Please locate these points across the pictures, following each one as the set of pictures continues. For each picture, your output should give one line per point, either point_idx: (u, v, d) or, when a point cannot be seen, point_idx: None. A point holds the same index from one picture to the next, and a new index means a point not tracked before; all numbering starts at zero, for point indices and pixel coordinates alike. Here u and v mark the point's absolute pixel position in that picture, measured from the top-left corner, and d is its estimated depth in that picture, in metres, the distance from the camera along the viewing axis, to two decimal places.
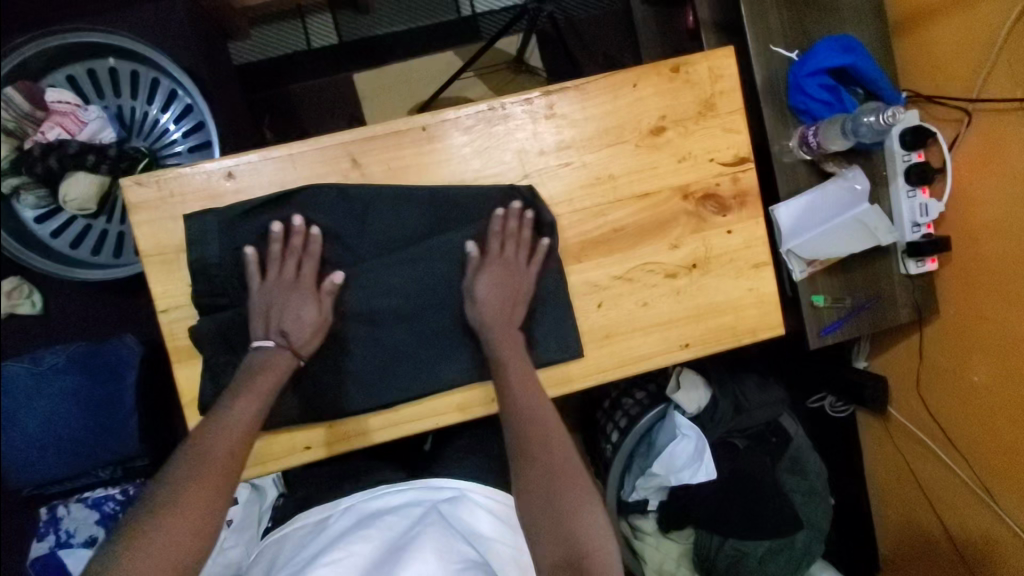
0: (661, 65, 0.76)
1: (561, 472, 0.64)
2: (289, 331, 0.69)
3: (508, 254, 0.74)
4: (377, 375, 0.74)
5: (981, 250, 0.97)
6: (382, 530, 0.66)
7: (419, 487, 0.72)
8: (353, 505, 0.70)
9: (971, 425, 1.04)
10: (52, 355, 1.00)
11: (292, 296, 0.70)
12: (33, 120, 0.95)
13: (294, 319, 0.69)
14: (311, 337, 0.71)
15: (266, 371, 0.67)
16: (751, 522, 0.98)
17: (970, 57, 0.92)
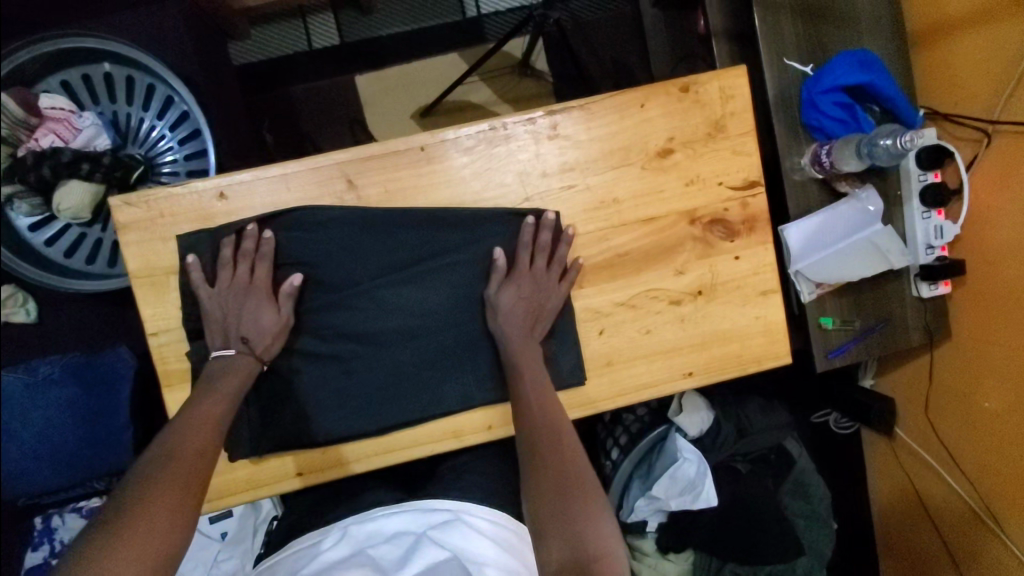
0: (671, 84, 0.73)
1: (572, 480, 0.61)
2: (249, 336, 0.68)
3: (539, 266, 0.72)
4: (371, 401, 0.72)
5: (994, 274, 0.95)
6: (373, 558, 0.63)
7: (411, 510, 0.68)
8: (347, 530, 0.67)
9: (980, 448, 1.01)
10: (47, 365, 0.99)
11: (247, 300, 0.68)
12: (26, 127, 0.93)
13: (253, 325, 0.68)
14: (271, 341, 0.69)
15: (227, 378, 0.66)
16: (753, 549, 0.95)
17: (990, 76, 0.88)
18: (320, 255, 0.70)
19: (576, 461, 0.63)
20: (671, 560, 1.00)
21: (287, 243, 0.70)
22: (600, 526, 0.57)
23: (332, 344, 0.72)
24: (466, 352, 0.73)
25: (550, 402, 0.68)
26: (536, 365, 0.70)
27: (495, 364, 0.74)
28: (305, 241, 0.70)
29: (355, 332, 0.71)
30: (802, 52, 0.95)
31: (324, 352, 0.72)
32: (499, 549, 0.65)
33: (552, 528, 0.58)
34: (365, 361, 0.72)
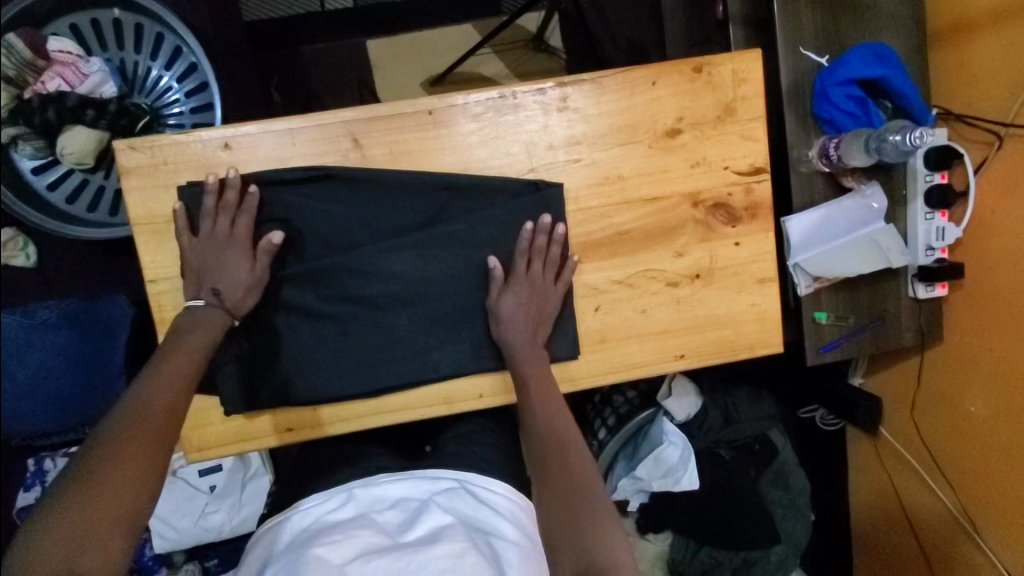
0: (683, 64, 0.72)
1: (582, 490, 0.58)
2: (221, 289, 0.67)
3: (535, 271, 0.72)
4: (367, 361, 0.73)
5: (993, 279, 0.95)
6: (378, 522, 0.61)
7: (414, 477, 0.66)
8: (354, 492, 0.65)
9: (971, 460, 1.02)
10: (46, 310, 1.00)
11: (225, 254, 0.67)
12: (34, 69, 0.90)
13: (227, 279, 0.67)
14: (244, 296, 0.68)
15: (195, 331, 0.65)
16: (729, 533, 0.98)
17: (1007, 78, 0.87)
18: (321, 213, 0.71)
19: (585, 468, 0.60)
20: (649, 540, 1.05)
21: (287, 198, 0.70)
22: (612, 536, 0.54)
23: (329, 303, 0.72)
24: (462, 320, 0.74)
25: (553, 408, 0.67)
26: (537, 368, 0.71)
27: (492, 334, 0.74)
28: (307, 198, 0.70)
29: (353, 292, 0.71)
30: (819, 42, 0.94)
31: (320, 310, 0.72)
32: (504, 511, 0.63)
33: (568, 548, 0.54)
34: (362, 322, 0.73)
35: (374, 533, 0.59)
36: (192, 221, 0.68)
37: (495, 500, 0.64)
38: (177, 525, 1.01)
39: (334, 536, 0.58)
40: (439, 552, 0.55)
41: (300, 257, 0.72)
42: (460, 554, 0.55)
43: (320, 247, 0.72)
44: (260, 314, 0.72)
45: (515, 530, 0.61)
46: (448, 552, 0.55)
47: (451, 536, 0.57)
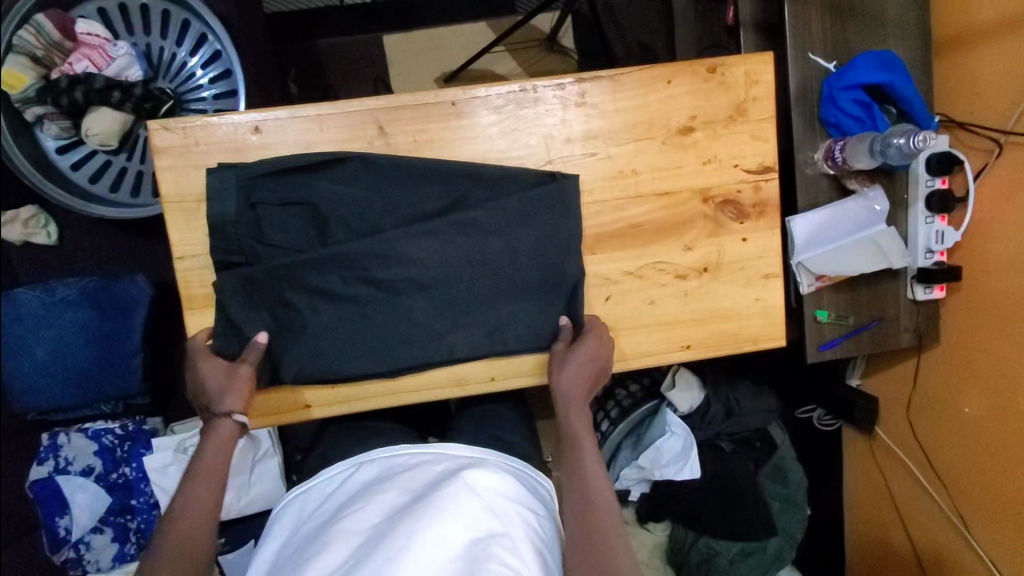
0: (698, 64, 0.75)
1: (596, 524, 0.61)
2: (216, 405, 0.69)
3: (590, 326, 0.76)
4: (384, 344, 0.74)
5: (991, 284, 0.98)
6: (404, 483, 0.62)
7: (440, 450, 0.67)
8: (379, 460, 0.67)
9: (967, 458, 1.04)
10: (65, 287, 1.01)
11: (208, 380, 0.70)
12: (61, 50, 0.95)
13: (216, 397, 0.69)
14: (231, 399, 0.69)
15: (212, 443, 0.68)
16: (727, 524, 1.01)
17: (1010, 87, 0.90)
18: (344, 197, 0.71)
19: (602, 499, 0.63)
20: (649, 530, 1.09)
21: (311, 180, 0.71)
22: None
23: (350, 286, 0.72)
24: (479, 306, 0.74)
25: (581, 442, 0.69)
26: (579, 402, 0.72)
27: (507, 318, 0.75)
28: (330, 180, 0.72)
29: (374, 275, 0.71)
30: (827, 48, 0.97)
31: (340, 294, 0.72)
32: (527, 500, 0.63)
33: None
34: (380, 305, 0.73)
35: (399, 498, 0.60)
36: (220, 201, 0.70)
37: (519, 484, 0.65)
38: None
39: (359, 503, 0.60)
40: (457, 526, 0.55)
41: (322, 240, 0.72)
42: (477, 537, 0.55)
43: (340, 231, 0.72)
44: None
45: (532, 516, 0.62)
46: (466, 531, 0.55)
47: (470, 510, 0.57)
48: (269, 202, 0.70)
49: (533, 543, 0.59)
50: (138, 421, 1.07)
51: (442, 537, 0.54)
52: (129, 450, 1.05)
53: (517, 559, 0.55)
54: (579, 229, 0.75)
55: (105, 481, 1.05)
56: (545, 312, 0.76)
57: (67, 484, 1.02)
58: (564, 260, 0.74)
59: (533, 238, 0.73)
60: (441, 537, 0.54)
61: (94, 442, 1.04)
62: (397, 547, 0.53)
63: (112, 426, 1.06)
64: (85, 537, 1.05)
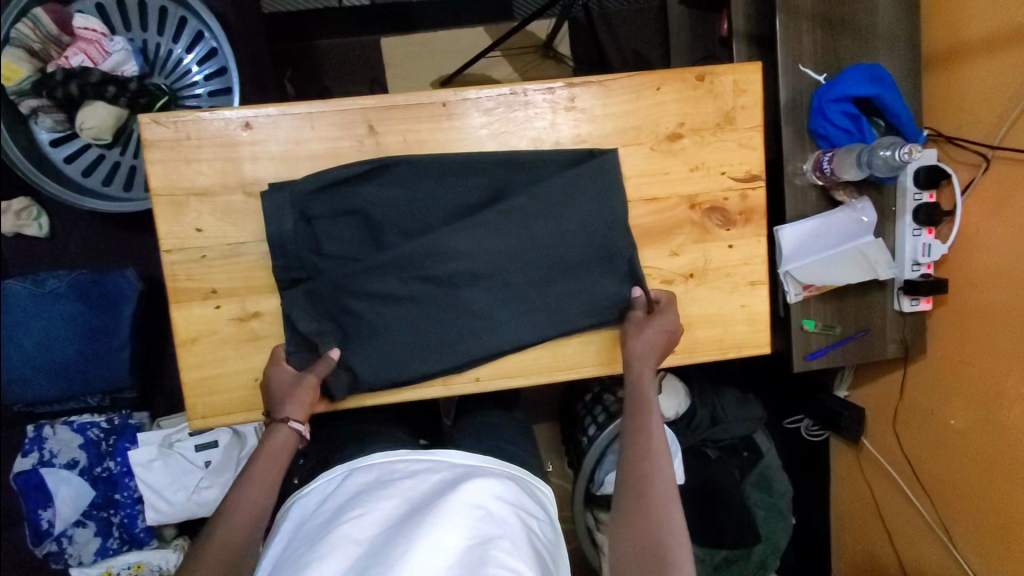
0: (687, 72, 0.76)
1: (652, 493, 0.60)
2: (279, 412, 0.68)
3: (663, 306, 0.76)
4: (434, 345, 0.75)
5: (978, 297, 0.98)
6: (403, 491, 0.61)
7: (437, 458, 0.67)
8: (378, 464, 0.66)
9: (958, 472, 1.04)
10: (55, 280, 1.01)
11: (279, 388, 0.70)
12: (58, 44, 0.95)
13: (283, 404, 0.68)
14: (295, 407, 0.68)
15: (269, 447, 0.65)
16: (710, 533, 1.00)
17: (999, 102, 0.91)
18: (392, 200, 0.72)
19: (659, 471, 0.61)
20: None
21: (349, 191, 0.72)
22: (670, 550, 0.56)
23: (408, 285, 0.73)
24: (537, 295, 0.76)
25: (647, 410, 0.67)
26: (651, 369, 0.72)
27: (504, 319, 0.75)
28: (357, 191, 0.72)
29: (431, 273, 0.72)
30: (817, 60, 0.98)
31: (398, 291, 0.72)
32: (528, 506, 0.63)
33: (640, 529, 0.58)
34: (440, 303, 0.74)
35: (396, 507, 0.59)
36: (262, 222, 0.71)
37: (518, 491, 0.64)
38: (171, 498, 1.04)
39: (356, 510, 0.58)
40: (454, 534, 0.55)
41: (378, 245, 0.73)
42: (474, 543, 0.55)
43: (383, 232, 0.73)
44: (267, 288, 0.74)
45: (532, 520, 0.62)
46: (463, 538, 0.55)
47: (466, 518, 0.56)
48: (325, 215, 0.71)
49: (534, 548, 0.58)
50: (123, 415, 1.07)
51: (440, 545, 0.53)
52: (114, 444, 1.05)
53: (517, 560, 0.54)
54: (624, 222, 0.76)
55: (88, 475, 1.04)
56: (602, 286, 0.77)
57: (51, 477, 1.01)
58: (613, 248, 0.76)
59: (577, 224, 0.75)
60: (439, 545, 0.53)
61: (79, 435, 1.03)
62: (394, 556, 0.52)
63: (97, 420, 1.05)
64: (67, 531, 1.04)
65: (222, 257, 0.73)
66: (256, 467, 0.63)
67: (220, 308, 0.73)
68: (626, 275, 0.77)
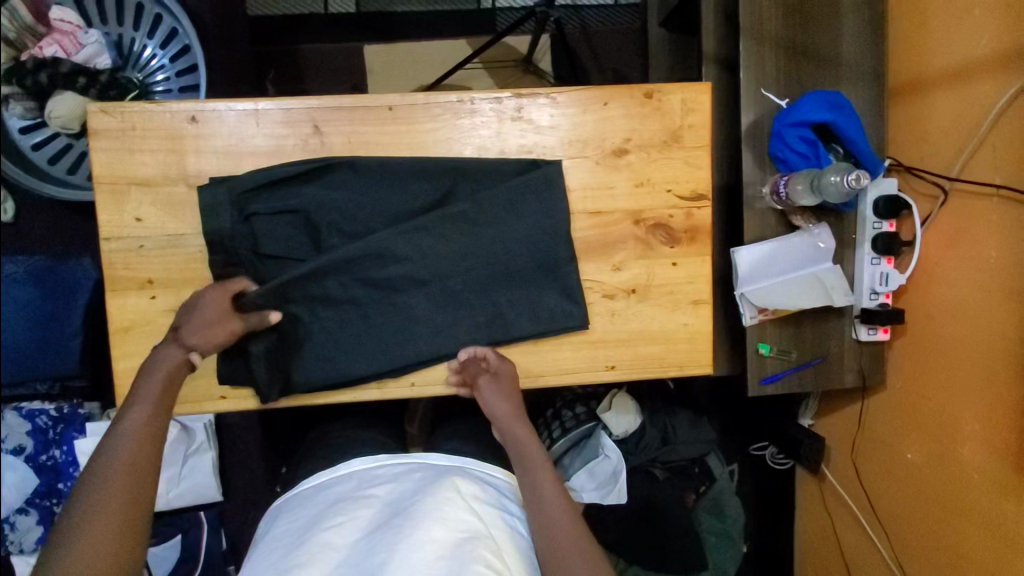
0: (635, 88, 0.77)
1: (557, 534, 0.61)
2: (183, 327, 0.67)
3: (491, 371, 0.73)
4: (368, 350, 0.74)
5: (937, 329, 0.97)
6: (383, 496, 0.61)
7: (418, 462, 0.66)
8: (355, 471, 0.65)
9: (917, 508, 1.01)
10: (11, 265, 1.03)
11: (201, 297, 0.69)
12: (33, 33, 0.96)
13: (197, 330, 0.67)
14: (199, 337, 0.66)
15: (157, 371, 0.65)
16: (654, 556, 0.99)
17: (955, 136, 0.91)
18: (335, 202, 0.72)
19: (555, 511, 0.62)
20: None
21: (289, 191, 0.72)
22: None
23: (349, 288, 0.73)
24: (477, 303, 0.75)
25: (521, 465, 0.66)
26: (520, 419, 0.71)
27: (442, 325, 0.75)
28: (299, 191, 0.72)
29: (370, 275, 0.73)
30: (780, 86, 0.98)
31: (338, 291, 0.73)
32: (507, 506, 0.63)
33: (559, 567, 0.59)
34: (380, 306, 0.74)
35: (377, 513, 0.59)
36: (212, 218, 0.72)
37: (499, 495, 0.65)
38: None
39: (338, 517, 0.57)
40: (440, 530, 0.54)
41: (317, 248, 0.73)
42: (462, 538, 0.55)
43: (322, 233, 0.73)
44: (203, 281, 0.74)
45: (516, 523, 0.63)
46: (451, 535, 0.54)
47: (453, 516, 0.56)
48: (263, 214, 0.71)
49: (517, 551, 0.59)
50: (73, 403, 1.06)
51: (428, 544, 0.53)
52: (61, 433, 1.04)
53: (501, 561, 0.54)
54: (566, 235, 0.76)
55: (33, 462, 1.03)
56: (542, 297, 0.77)
57: None
58: (554, 257, 0.76)
59: (522, 232, 0.75)
60: (428, 543, 0.53)
61: (27, 422, 1.03)
62: (380, 561, 0.51)
63: (46, 407, 1.05)
64: (10, 517, 1.03)
65: (160, 247, 0.73)
66: (144, 395, 0.62)
67: (155, 299, 0.74)
68: (566, 286, 0.77)
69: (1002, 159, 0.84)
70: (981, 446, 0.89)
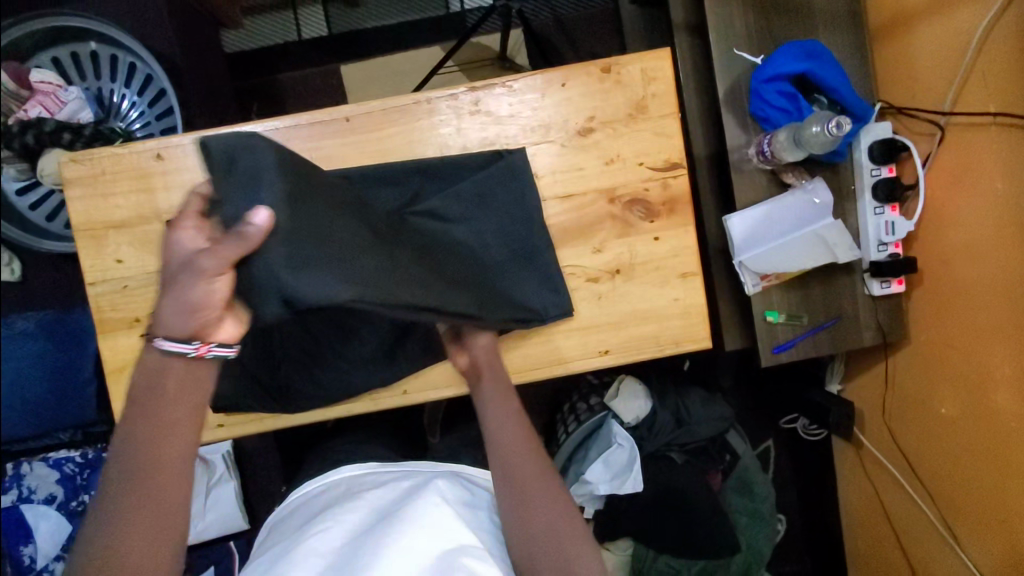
0: (591, 65, 0.75)
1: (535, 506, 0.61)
2: (163, 310, 0.48)
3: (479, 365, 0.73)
4: (353, 363, 0.73)
5: (954, 273, 0.91)
6: (373, 502, 0.62)
7: (412, 471, 0.68)
8: (346, 484, 0.66)
9: (957, 464, 0.95)
10: (24, 321, 1.08)
11: (176, 261, 0.50)
12: (18, 98, 1.01)
13: (176, 302, 0.48)
14: (188, 316, 0.48)
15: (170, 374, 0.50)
16: (683, 540, 0.95)
17: (942, 69, 0.87)
18: None
19: (532, 483, 0.62)
20: (609, 551, 0.99)
21: None
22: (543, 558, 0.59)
23: None
24: None
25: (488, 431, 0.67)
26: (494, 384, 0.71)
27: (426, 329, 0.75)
28: None
29: None
30: (753, 42, 0.94)
31: None
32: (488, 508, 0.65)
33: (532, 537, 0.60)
34: None
35: (364, 518, 0.59)
36: None
37: (488, 504, 0.66)
38: None
39: (326, 522, 0.58)
40: (424, 539, 0.55)
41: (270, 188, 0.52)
42: (447, 548, 0.55)
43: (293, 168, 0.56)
44: None
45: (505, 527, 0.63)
46: (435, 544, 0.55)
47: (436, 525, 0.57)
48: None
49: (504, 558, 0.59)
50: (98, 448, 1.07)
51: (409, 551, 0.53)
52: (88, 478, 1.05)
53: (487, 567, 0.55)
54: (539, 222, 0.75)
55: (65, 509, 1.05)
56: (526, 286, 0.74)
57: (30, 512, 1.04)
58: (530, 244, 0.75)
59: (494, 223, 0.74)
60: (411, 552, 0.54)
61: (55, 471, 1.05)
62: (363, 566, 0.52)
63: (73, 455, 1.06)
64: (48, 565, 1.05)
65: (143, 285, 0.75)
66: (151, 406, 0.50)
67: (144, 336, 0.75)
68: (545, 274, 0.75)
69: (993, 85, 0.79)
70: (1014, 387, 0.83)
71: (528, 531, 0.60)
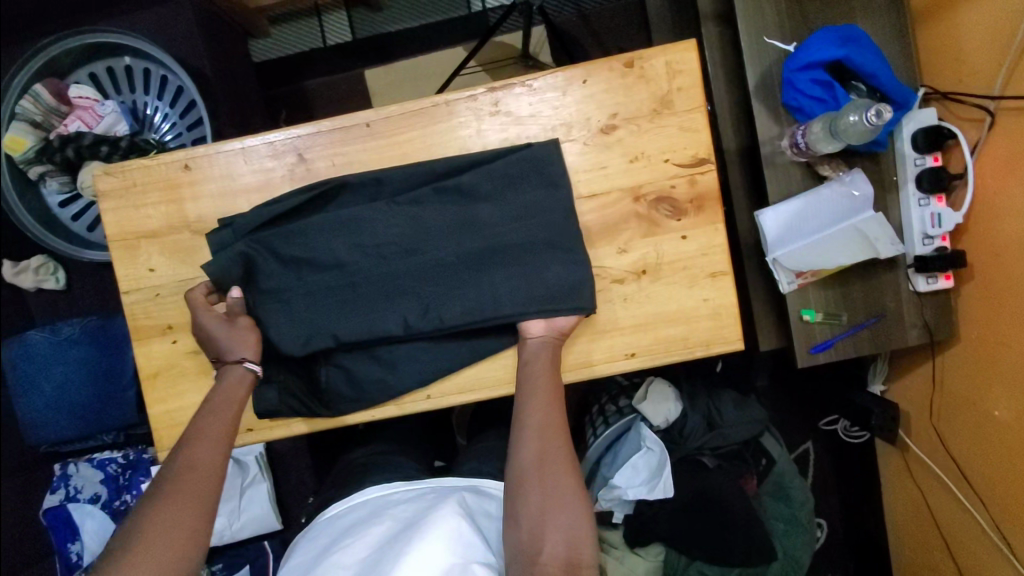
0: (614, 60, 0.73)
1: (557, 491, 0.59)
2: (231, 353, 0.69)
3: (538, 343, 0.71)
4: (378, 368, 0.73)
5: (1007, 266, 0.85)
6: (396, 515, 0.62)
7: (433, 485, 0.68)
8: (371, 499, 0.67)
9: (1008, 470, 0.89)
10: (70, 326, 1.11)
11: (211, 332, 0.70)
12: (59, 114, 1.05)
13: (234, 345, 0.69)
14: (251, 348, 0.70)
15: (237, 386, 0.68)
16: (719, 549, 0.91)
17: (992, 50, 0.81)
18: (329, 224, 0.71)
19: (557, 467, 0.60)
20: (640, 555, 0.94)
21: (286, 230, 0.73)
22: (552, 550, 0.56)
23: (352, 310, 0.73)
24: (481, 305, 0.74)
25: (526, 407, 0.64)
26: (547, 363, 0.69)
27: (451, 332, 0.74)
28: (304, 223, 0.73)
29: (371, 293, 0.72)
30: (785, 29, 0.90)
31: None
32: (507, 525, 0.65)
33: (545, 520, 0.57)
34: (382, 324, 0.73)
35: (388, 530, 0.60)
36: None
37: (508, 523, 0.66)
38: None
39: (349, 538, 0.60)
40: (439, 549, 0.55)
41: (241, 266, 0.70)
42: (461, 560, 0.55)
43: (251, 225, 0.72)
44: None
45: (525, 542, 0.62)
46: (450, 554, 0.55)
47: (456, 533, 0.57)
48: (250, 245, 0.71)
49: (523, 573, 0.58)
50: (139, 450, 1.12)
51: (424, 560, 0.54)
52: (129, 478, 1.09)
53: None
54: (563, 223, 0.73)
55: (109, 508, 1.08)
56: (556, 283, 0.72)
57: (77, 511, 1.07)
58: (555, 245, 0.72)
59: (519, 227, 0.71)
60: (425, 558, 0.54)
61: (100, 471, 1.09)
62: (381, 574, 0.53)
63: (116, 455, 1.11)
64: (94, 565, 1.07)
65: (174, 293, 0.76)
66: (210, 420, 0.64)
67: (176, 342, 0.77)
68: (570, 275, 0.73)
69: None
70: None
71: (542, 515, 0.57)
